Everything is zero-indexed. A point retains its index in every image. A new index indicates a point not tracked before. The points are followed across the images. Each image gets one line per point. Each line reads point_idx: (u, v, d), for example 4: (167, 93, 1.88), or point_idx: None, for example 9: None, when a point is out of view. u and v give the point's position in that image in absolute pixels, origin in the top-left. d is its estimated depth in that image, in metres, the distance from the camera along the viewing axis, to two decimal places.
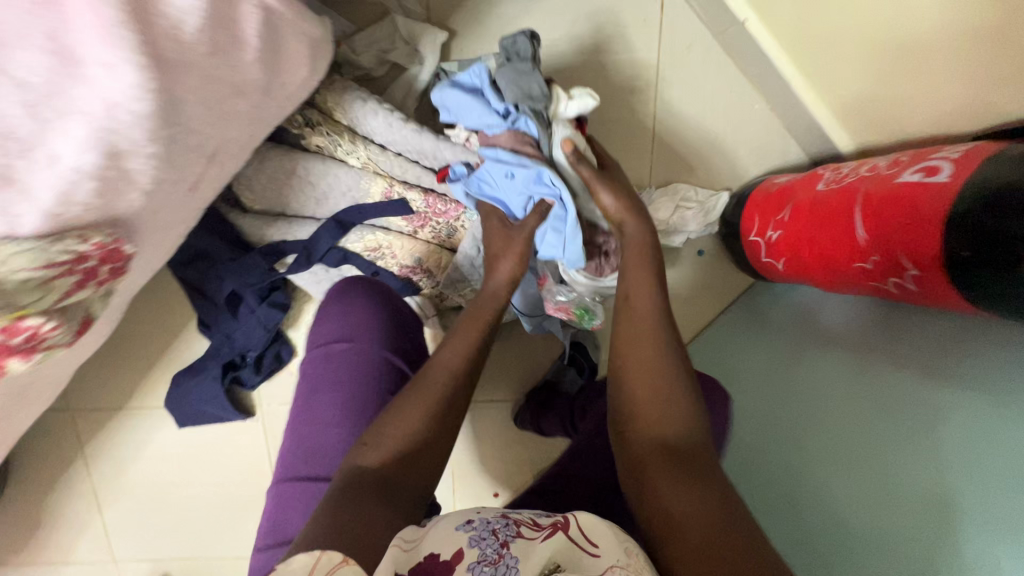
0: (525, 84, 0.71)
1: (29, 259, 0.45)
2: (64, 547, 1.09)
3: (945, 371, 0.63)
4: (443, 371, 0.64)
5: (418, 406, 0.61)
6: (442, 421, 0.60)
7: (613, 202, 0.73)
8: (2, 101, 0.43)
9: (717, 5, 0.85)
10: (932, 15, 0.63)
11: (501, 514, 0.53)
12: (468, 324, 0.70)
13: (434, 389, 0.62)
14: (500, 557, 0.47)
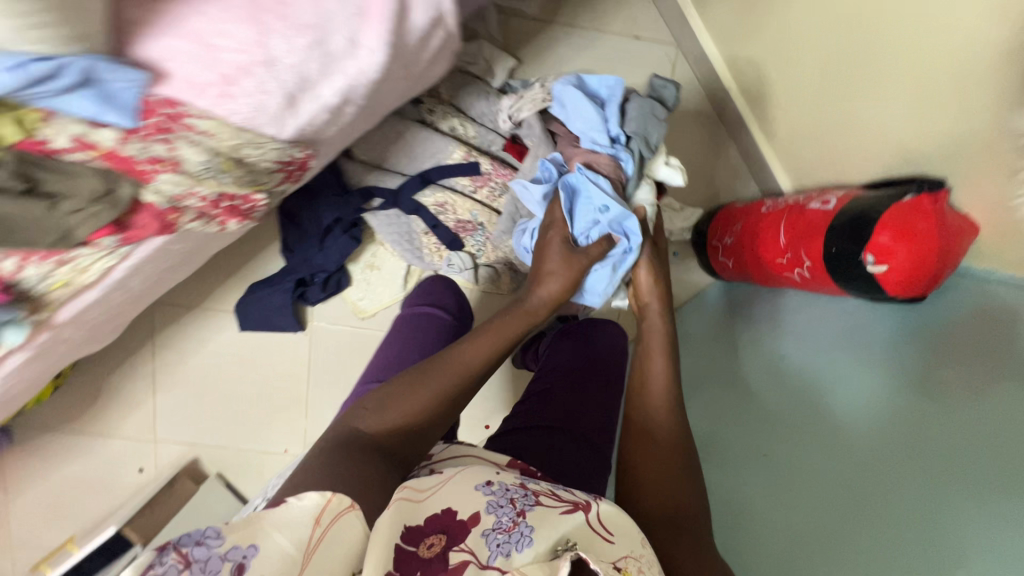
0: (646, 134, 0.95)
1: (277, 153, 0.72)
2: (122, 413, 1.39)
3: (917, 419, 0.80)
4: (453, 371, 0.80)
5: (423, 389, 0.76)
6: (442, 406, 0.77)
7: (647, 281, 0.96)
8: (309, 57, 0.64)
9: (713, 78, 1.19)
10: (901, 112, 0.84)
11: (521, 485, 0.64)
12: (477, 336, 0.85)
13: (442, 381, 0.78)
14: (514, 525, 0.57)
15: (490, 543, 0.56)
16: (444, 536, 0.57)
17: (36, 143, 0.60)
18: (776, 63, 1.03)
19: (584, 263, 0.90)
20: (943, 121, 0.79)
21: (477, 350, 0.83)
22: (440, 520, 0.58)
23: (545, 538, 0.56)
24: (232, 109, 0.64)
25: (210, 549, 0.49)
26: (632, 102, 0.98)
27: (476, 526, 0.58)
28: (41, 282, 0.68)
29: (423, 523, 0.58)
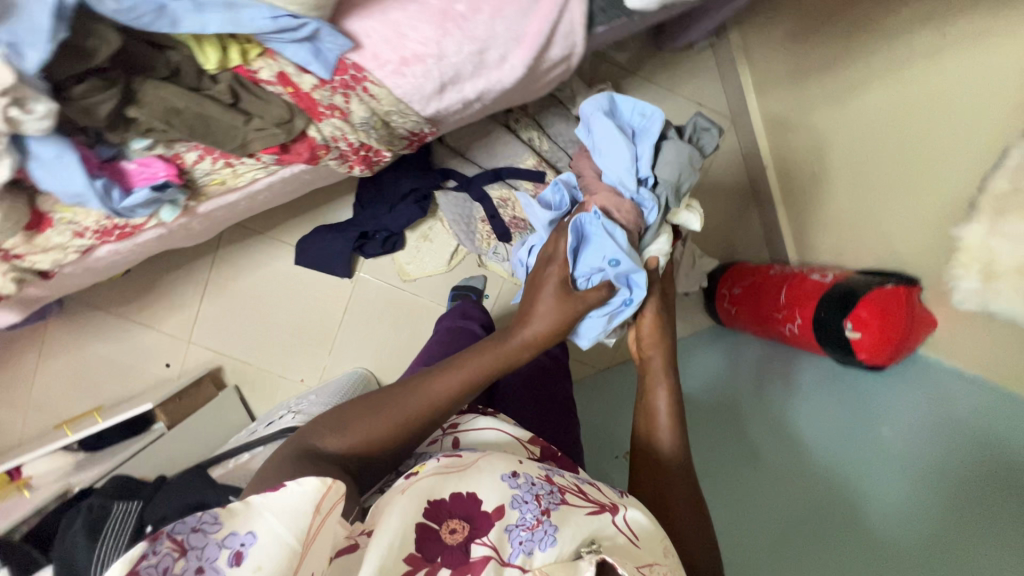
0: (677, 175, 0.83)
1: (416, 124, 0.90)
2: (168, 309, 1.52)
3: (905, 440, 0.87)
4: (423, 399, 0.72)
5: (386, 416, 0.69)
6: (401, 438, 0.69)
7: (651, 324, 0.87)
8: (467, 61, 0.82)
9: (754, 155, 1.38)
10: (894, 225, 1.04)
11: (548, 480, 0.65)
12: (449, 369, 0.76)
13: (406, 411, 0.70)
14: (539, 523, 0.58)
15: (513, 540, 0.58)
16: (467, 524, 0.58)
17: (247, 70, 0.77)
18: (805, 157, 1.23)
19: (580, 307, 0.81)
20: (915, 237, 1.00)
21: (448, 380, 0.74)
22: (466, 504, 0.60)
23: (573, 538, 0.58)
24: (398, 84, 0.82)
25: (207, 536, 0.41)
26: (668, 142, 0.85)
27: (500, 519, 0.59)
28: (205, 175, 0.85)
29: (448, 502, 0.60)
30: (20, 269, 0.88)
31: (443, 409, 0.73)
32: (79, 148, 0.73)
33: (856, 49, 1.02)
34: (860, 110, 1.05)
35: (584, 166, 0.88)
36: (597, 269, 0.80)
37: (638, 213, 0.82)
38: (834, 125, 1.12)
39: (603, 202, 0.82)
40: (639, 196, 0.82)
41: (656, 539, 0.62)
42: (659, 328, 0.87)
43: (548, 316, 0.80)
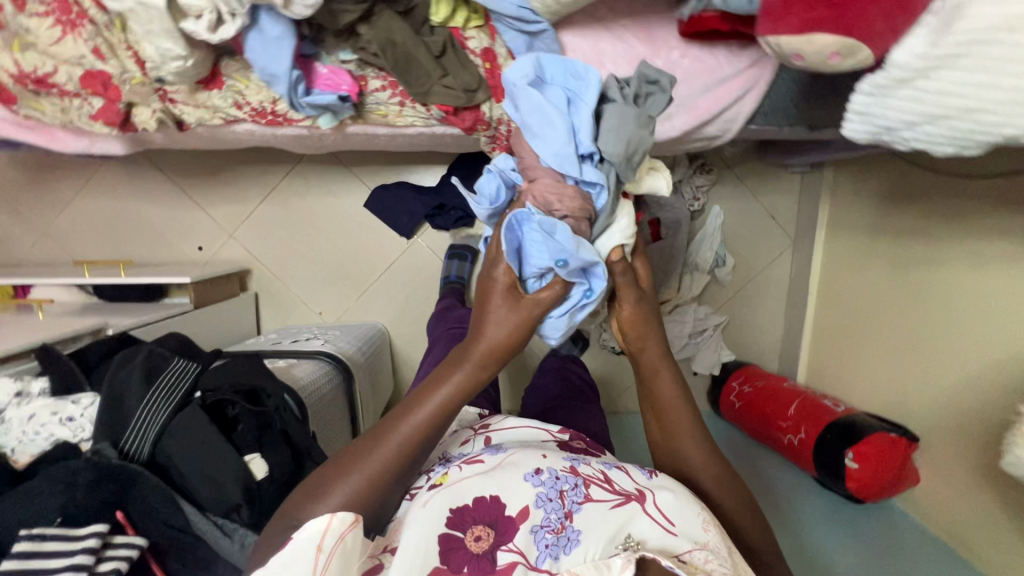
0: (618, 142, 0.75)
1: None
2: (225, 197, 1.53)
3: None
4: (389, 446, 0.69)
5: (358, 473, 0.67)
6: (379, 483, 0.67)
7: (631, 311, 0.88)
8: None
9: (801, 281, 1.52)
10: (898, 387, 1.19)
11: (572, 473, 0.70)
12: (405, 407, 0.73)
13: (373, 461, 0.68)
14: (562, 528, 0.65)
15: (539, 543, 0.64)
16: (491, 531, 0.65)
17: (461, 33, 0.85)
18: (845, 298, 1.36)
19: (537, 308, 0.79)
20: (917, 400, 1.13)
21: (420, 416, 0.72)
22: (490, 509, 0.66)
23: (605, 541, 0.64)
24: None
25: None
26: (610, 105, 0.77)
27: (525, 522, 0.65)
28: (375, 105, 0.90)
29: (472, 509, 0.66)
30: (166, 113, 0.91)
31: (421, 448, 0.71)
32: (296, 38, 0.79)
33: (918, 228, 1.13)
34: (905, 280, 1.17)
35: (522, 148, 0.82)
36: (541, 266, 0.81)
37: (586, 199, 0.79)
38: (879, 282, 1.25)
39: (546, 193, 0.79)
40: (585, 179, 0.78)
41: (692, 514, 0.67)
42: (641, 320, 0.88)
43: (502, 330, 0.77)
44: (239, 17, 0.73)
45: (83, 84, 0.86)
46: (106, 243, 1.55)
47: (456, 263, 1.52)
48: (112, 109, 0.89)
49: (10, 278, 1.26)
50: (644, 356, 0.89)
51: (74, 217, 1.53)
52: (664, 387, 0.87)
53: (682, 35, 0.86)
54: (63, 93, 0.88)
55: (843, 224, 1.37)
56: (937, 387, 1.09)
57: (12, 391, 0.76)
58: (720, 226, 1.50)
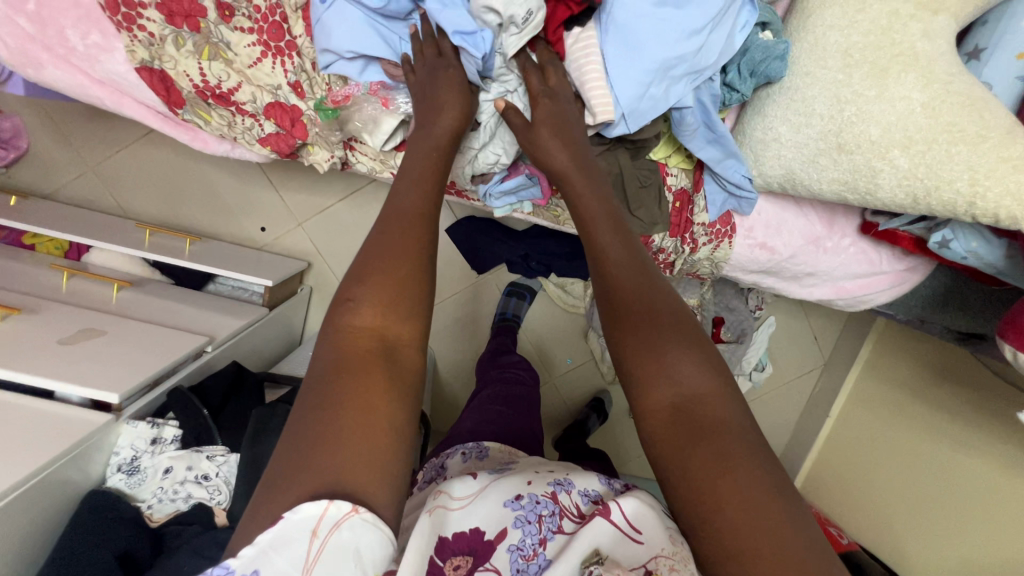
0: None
1: (707, 273, 1.01)
2: (301, 184, 1.42)
3: None
4: (395, 255, 0.57)
5: (384, 288, 0.56)
6: (399, 305, 0.55)
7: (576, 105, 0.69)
8: (792, 271, 0.96)
9: (822, 400, 1.66)
10: (895, 531, 1.35)
11: (552, 497, 0.66)
12: (374, 274, 0.56)
13: (388, 258, 0.57)
14: (533, 555, 0.62)
15: (512, 564, 0.62)
16: (469, 559, 0.62)
17: (665, 169, 0.84)
18: (864, 435, 1.50)
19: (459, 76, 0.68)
20: (915, 547, 1.30)
21: (399, 217, 0.59)
22: (469, 540, 0.63)
23: (572, 558, 0.58)
24: (744, 253, 0.93)
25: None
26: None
27: (502, 542, 0.63)
28: (554, 205, 0.89)
29: (452, 541, 0.63)
30: (341, 158, 0.86)
31: (422, 278, 0.57)
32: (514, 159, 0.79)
33: (957, 410, 1.26)
34: (925, 454, 1.32)
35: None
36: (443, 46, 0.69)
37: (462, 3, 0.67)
38: (901, 438, 1.39)
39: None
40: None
41: (659, 520, 0.60)
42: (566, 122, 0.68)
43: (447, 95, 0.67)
44: (484, 141, 0.76)
45: (268, 113, 0.79)
46: (160, 200, 1.42)
47: (514, 301, 1.53)
48: (287, 141, 0.82)
49: (72, 236, 1.14)
50: (568, 184, 0.65)
51: (131, 163, 1.39)
52: (596, 210, 0.62)
53: (857, 227, 0.91)
54: (239, 111, 0.80)
55: (882, 372, 1.49)
56: (935, 548, 1.25)
57: (150, 438, 0.75)
58: (770, 334, 1.62)
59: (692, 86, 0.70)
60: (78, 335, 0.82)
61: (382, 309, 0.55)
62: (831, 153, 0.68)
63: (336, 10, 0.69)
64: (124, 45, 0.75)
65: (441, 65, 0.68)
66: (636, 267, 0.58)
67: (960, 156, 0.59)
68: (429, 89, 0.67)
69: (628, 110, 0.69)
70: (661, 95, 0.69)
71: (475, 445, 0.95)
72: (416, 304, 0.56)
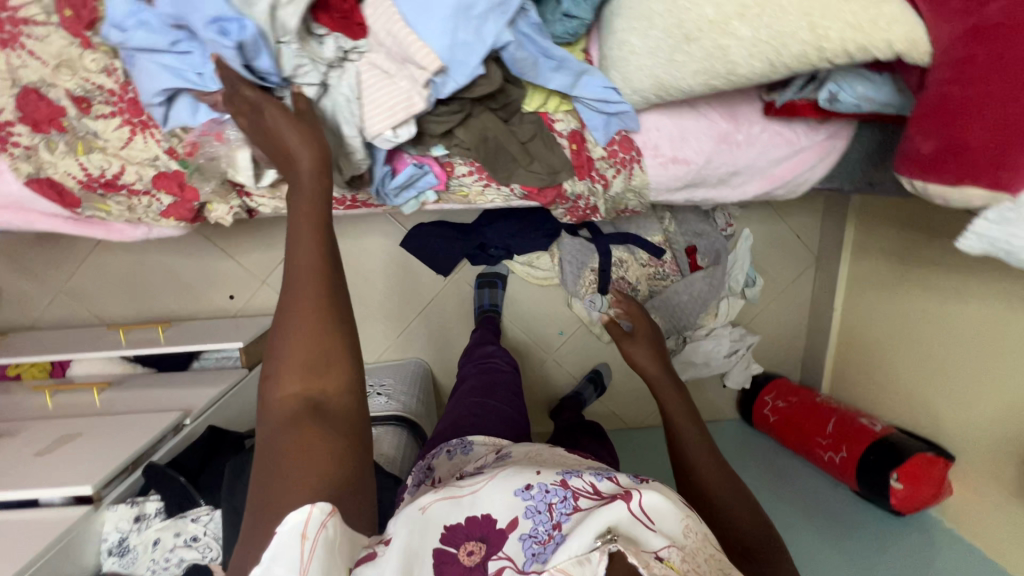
0: None
1: (638, 204, 0.99)
2: (252, 243, 1.46)
3: None
4: (299, 321, 0.58)
5: (296, 358, 0.57)
6: (312, 371, 0.57)
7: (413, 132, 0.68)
8: (718, 172, 0.92)
9: (823, 295, 1.62)
10: (931, 406, 1.29)
11: (562, 484, 0.64)
12: (284, 352, 0.57)
13: (290, 325, 0.58)
14: (549, 538, 0.59)
15: (526, 550, 0.58)
16: (482, 545, 0.59)
17: (547, 117, 0.84)
18: (875, 316, 1.45)
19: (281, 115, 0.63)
20: (955, 418, 1.23)
21: (298, 280, 0.59)
22: (480, 526, 0.61)
23: (587, 533, 0.56)
24: (660, 173, 0.91)
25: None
26: None
27: (513, 531, 0.60)
28: (457, 186, 0.89)
29: (463, 526, 0.61)
30: (241, 207, 0.88)
31: (327, 326, 0.58)
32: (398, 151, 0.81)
33: (945, 259, 1.23)
34: (934, 310, 1.27)
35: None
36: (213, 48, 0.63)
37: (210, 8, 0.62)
38: (907, 309, 1.34)
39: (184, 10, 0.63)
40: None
41: (673, 516, 0.61)
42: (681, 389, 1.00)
43: (289, 135, 0.62)
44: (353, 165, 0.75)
45: (156, 185, 0.81)
46: (127, 300, 1.47)
47: (488, 291, 1.55)
48: (185, 207, 0.85)
49: (48, 355, 1.20)
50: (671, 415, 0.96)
51: (93, 273, 1.45)
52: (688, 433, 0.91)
53: (762, 112, 0.89)
54: (132, 193, 0.83)
55: (869, 246, 1.46)
56: (970, 407, 1.20)
57: (132, 517, 0.77)
58: (750, 248, 1.57)
59: (504, 21, 0.64)
60: (55, 443, 0.86)
61: (303, 371, 0.57)
62: (681, 46, 0.65)
63: (138, 64, 0.69)
64: (6, 163, 0.79)
65: (237, 85, 0.64)
66: (695, 439, 0.89)
67: (792, 4, 0.59)
68: (269, 142, 0.63)
69: (448, 61, 0.64)
70: (474, 39, 0.64)
71: (457, 442, 0.99)
72: (337, 354, 0.58)
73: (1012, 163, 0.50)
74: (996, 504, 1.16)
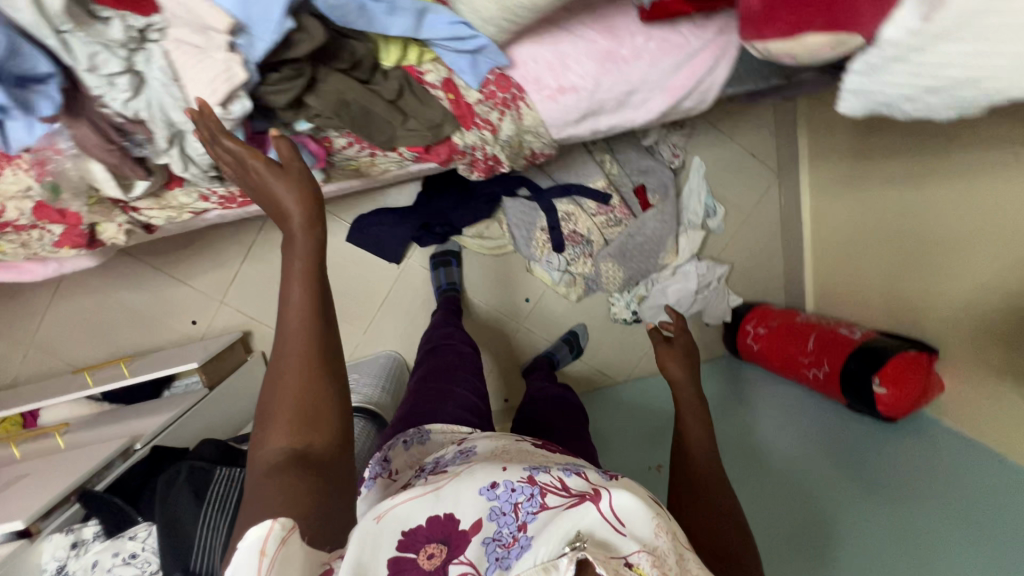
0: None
1: (542, 146, 0.95)
2: (201, 266, 1.47)
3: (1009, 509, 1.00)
4: (295, 374, 0.58)
5: (287, 406, 0.57)
6: (308, 421, 0.58)
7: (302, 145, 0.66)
8: (613, 94, 0.87)
9: (791, 211, 1.54)
10: (914, 302, 1.21)
11: (529, 481, 0.62)
12: (282, 401, 0.58)
13: (289, 378, 0.59)
14: (513, 541, 0.57)
15: (489, 555, 0.57)
16: (443, 547, 0.57)
17: (415, 70, 0.80)
18: (844, 220, 1.37)
19: (291, 176, 0.60)
20: (936, 311, 1.16)
21: (289, 338, 0.60)
22: (444, 526, 0.59)
23: (553, 541, 0.55)
24: (550, 108, 0.86)
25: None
26: None
27: (478, 534, 0.58)
28: (345, 160, 0.87)
29: (424, 528, 0.58)
30: (132, 222, 0.87)
31: (321, 378, 0.59)
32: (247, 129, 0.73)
33: (901, 146, 1.15)
34: (900, 200, 1.19)
35: None
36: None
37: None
38: (872, 206, 1.27)
39: None
40: None
41: (645, 514, 0.57)
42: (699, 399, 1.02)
43: (289, 195, 0.60)
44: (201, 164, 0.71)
45: (36, 217, 0.78)
46: (95, 343, 1.49)
47: (444, 270, 1.51)
48: (75, 233, 0.83)
49: (15, 407, 1.22)
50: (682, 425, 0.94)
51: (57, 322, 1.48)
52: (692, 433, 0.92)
53: (643, 19, 0.83)
54: (18, 229, 0.81)
55: (824, 148, 1.38)
56: (949, 295, 1.13)
57: (68, 543, 0.78)
58: (705, 177, 1.50)
59: None
60: (5, 485, 0.88)
61: (298, 425, 0.57)
62: None
63: None
64: None
65: (220, 138, 0.61)
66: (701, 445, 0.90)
67: None
68: (265, 190, 0.62)
69: (245, 20, 0.58)
70: None
71: (415, 432, 0.96)
72: (331, 405, 0.59)
73: (852, 4, 0.50)
74: (990, 392, 1.09)
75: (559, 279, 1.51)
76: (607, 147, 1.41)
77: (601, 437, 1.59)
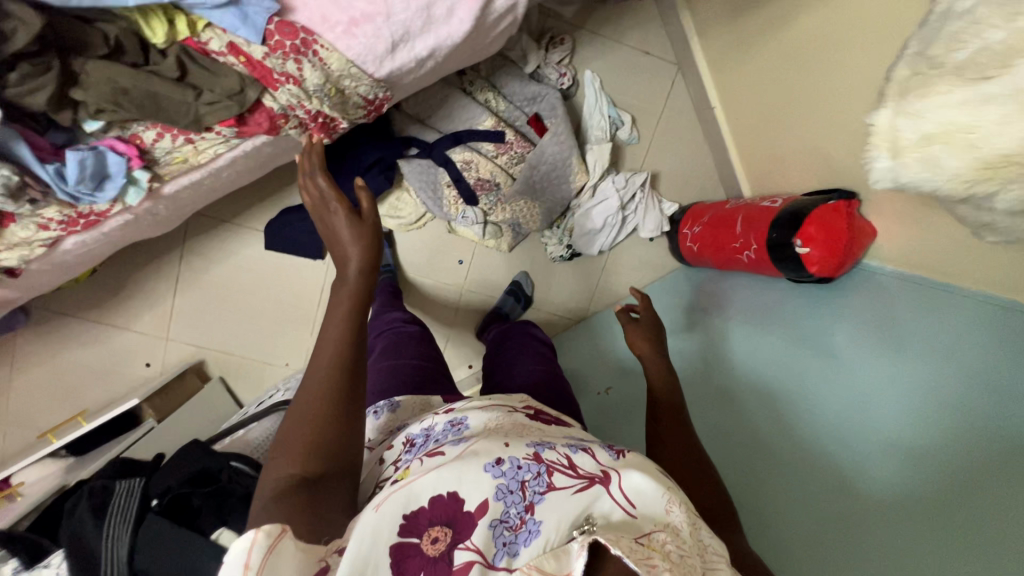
0: None
1: (369, 88, 0.91)
2: (137, 307, 1.49)
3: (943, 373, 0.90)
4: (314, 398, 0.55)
5: (301, 429, 0.54)
6: (339, 450, 0.55)
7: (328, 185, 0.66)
8: (411, 11, 0.82)
9: (701, 98, 1.46)
10: (830, 151, 1.13)
11: (535, 458, 0.55)
12: (301, 417, 0.55)
13: (306, 400, 0.55)
14: (523, 523, 0.52)
15: (496, 539, 0.51)
16: (449, 530, 0.51)
17: (195, 41, 0.77)
18: (747, 89, 1.29)
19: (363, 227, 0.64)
20: (850, 152, 1.08)
21: (315, 370, 0.57)
22: (447, 507, 0.51)
23: (564, 526, 0.51)
24: (351, 44, 0.82)
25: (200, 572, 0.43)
26: None
27: (484, 516, 0.51)
28: (167, 154, 0.86)
29: (426, 509, 0.51)
30: None
31: (341, 409, 0.56)
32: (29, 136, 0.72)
33: None
34: (790, 43, 1.12)
35: None
36: None
37: None
38: (769, 63, 1.20)
39: None
40: None
41: (656, 492, 0.55)
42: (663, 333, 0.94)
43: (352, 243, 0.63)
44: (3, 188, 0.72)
45: None
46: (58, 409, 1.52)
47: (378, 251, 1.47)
48: None
49: None
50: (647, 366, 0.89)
51: None
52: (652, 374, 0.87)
53: None
54: None
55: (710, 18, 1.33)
56: (855, 129, 1.04)
57: None
58: (601, 88, 1.44)
59: None
60: None
61: (313, 449, 0.53)
62: None
63: None
64: None
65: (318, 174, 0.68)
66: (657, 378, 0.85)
67: None
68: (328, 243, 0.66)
69: None
70: None
71: (384, 403, 0.87)
72: (348, 432, 0.56)
73: None
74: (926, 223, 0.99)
75: (482, 233, 1.46)
76: (487, 83, 1.34)
77: (571, 377, 1.54)
